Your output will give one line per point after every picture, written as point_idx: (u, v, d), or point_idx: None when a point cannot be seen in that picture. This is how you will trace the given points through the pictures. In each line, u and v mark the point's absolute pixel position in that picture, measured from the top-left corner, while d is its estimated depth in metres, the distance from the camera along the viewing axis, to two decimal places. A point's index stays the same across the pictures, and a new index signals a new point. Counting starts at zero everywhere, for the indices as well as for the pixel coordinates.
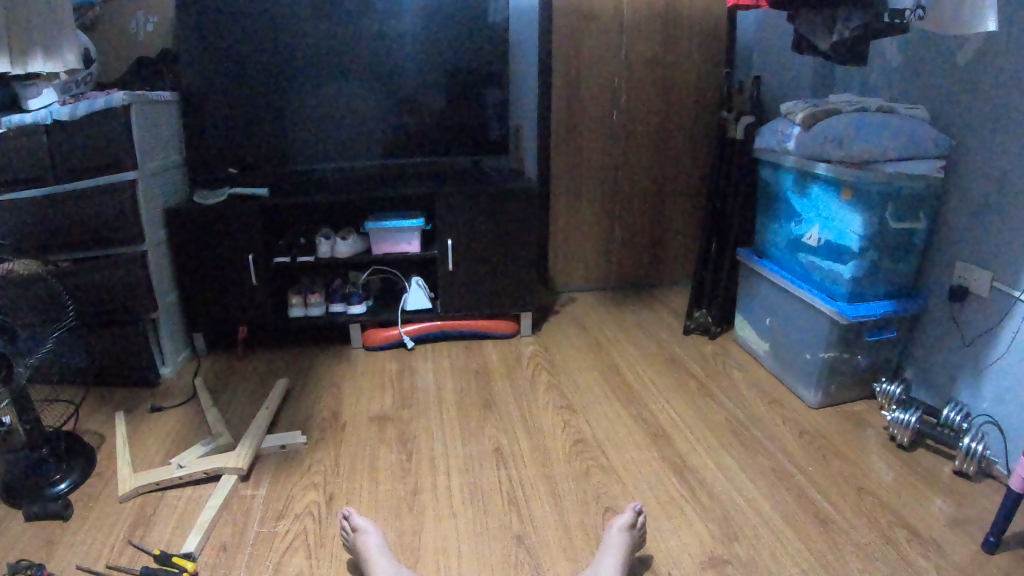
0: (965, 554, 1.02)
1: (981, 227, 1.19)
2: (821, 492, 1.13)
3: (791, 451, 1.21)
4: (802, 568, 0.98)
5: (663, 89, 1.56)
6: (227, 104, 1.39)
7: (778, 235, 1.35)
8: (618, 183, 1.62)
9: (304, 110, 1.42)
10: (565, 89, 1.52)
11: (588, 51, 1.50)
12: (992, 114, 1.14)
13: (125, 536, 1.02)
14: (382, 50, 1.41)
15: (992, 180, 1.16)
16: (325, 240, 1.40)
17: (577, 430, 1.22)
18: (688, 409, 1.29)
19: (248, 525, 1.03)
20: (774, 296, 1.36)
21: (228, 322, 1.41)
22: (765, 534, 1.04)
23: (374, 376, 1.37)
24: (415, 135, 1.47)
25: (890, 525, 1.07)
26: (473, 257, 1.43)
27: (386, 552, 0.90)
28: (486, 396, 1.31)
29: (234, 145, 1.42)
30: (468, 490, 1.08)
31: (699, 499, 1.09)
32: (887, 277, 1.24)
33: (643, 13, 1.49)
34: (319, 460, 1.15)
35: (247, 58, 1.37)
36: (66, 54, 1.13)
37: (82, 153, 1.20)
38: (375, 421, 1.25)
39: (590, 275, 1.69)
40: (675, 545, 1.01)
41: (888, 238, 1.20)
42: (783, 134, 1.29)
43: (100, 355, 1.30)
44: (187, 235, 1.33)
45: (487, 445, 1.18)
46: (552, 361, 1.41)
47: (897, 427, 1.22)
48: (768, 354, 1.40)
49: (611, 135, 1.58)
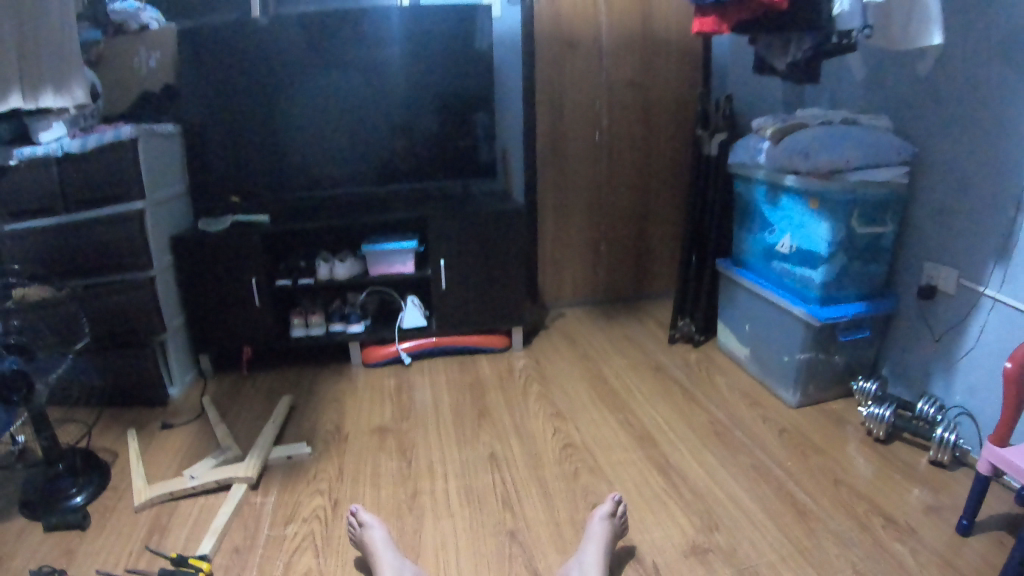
0: (938, 538, 1.08)
1: (947, 228, 1.26)
2: (800, 485, 1.19)
3: (771, 448, 1.27)
4: (781, 554, 1.05)
5: (642, 110, 1.64)
6: (228, 136, 1.47)
7: (754, 245, 1.42)
8: (602, 200, 1.69)
9: (300, 138, 1.50)
10: (550, 112, 1.60)
11: (571, 76, 1.58)
12: (953, 122, 1.21)
13: (141, 542, 1.08)
14: (374, 78, 1.48)
15: (955, 183, 1.23)
16: (325, 263, 1.46)
17: (567, 434, 1.28)
18: (673, 413, 1.35)
19: (259, 529, 1.09)
20: (753, 303, 1.43)
21: (232, 342, 1.47)
22: (746, 524, 1.10)
23: (373, 390, 1.43)
24: (407, 160, 1.55)
25: (866, 515, 1.13)
26: (465, 274, 1.49)
27: (391, 546, 0.96)
28: (480, 406, 1.37)
29: (236, 175, 1.50)
30: (464, 492, 1.14)
31: (682, 494, 1.15)
32: (856, 280, 1.31)
33: (621, 38, 1.57)
34: (323, 469, 1.21)
35: (245, 91, 1.45)
36: (75, 90, 1.20)
37: (92, 184, 1.27)
38: (375, 432, 1.31)
39: (578, 290, 1.75)
40: (659, 536, 1.07)
41: (855, 243, 1.27)
42: (754, 149, 1.37)
43: (111, 376, 1.36)
44: (192, 260, 1.40)
45: (482, 451, 1.24)
46: (543, 372, 1.48)
47: (874, 421, 1.29)
48: (749, 359, 1.46)
49: (594, 155, 1.65)
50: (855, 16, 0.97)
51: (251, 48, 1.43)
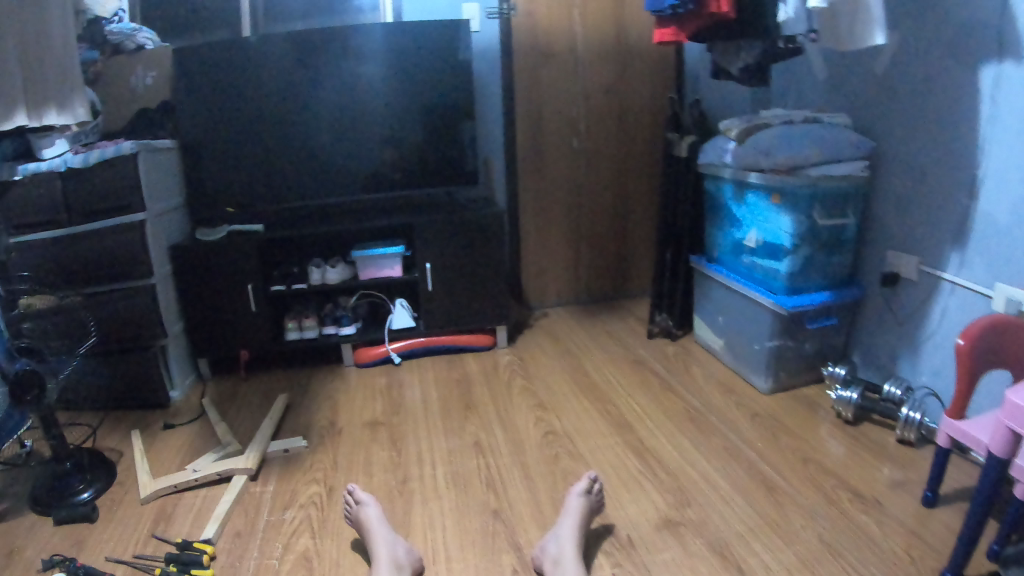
0: (904, 510, 1.15)
1: (906, 218, 1.34)
2: (769, 463, 1.26)
3: (743, 431, 1.34)
4: (748, 526, 1.12)
5: (617, 115, 1.71)
6: (222, 149, 1.54)
7: (724, 241, 1.50)
8: (582, 204, 1.76)
9: (291, 149, 1.57)
10: (529, 120, 1.67)
11: (548, 85, 1.66)
12: (909, 117, 1.29)
13: (148, 532, 1.14)
14: (359, 91, 1.56)
15: (913, 174, 1.31)
16: (317, 268, 1.53)
17: (548, 422, 1.36)
18: (651, 401, 1.42)
19: (260, 514, 1.16)
20: (725, 296, 1.50)
21: (229, 347, 1.53)
22: (716, 500, 1.17)
23: (365, 387, 1.50)
24: (394, 168, 1.62)
25: (832, 489, 1.20)
26: (451, 276, 1.56)
27: (385, 523, 1.04)
28: (467, 399, 1.44)
29: (230, 187, 1.57)
30: (450, 476, 1.22)
31: (656, 473, 1.23)
32: (820, 271, 1.38)
33: (596, 49, 1.65)
34: (319, 459, 1.28)
35: (237, 105, 1.53)
36: (76, 108, 1.29)
37: (94, 198, 1.34)
38: (367, 424, 1.38)
39: (562, 290, 1.82)
40: (633, 512, 1.15)
41: (817, 235, 1.35)
42: (721, 149, 1.44)
43: (115, 380, 1.42)
44: (190, 268, 1.47)
45: (468, 440, 1.31)
46: (527, 367, 1.55)
47: (842, 404, 1.36)
48: (723, 350, 1.53)
49: (573, 160, 1.73)
50: (801, 23, 1.06)
51: (244, 65, 1.51)
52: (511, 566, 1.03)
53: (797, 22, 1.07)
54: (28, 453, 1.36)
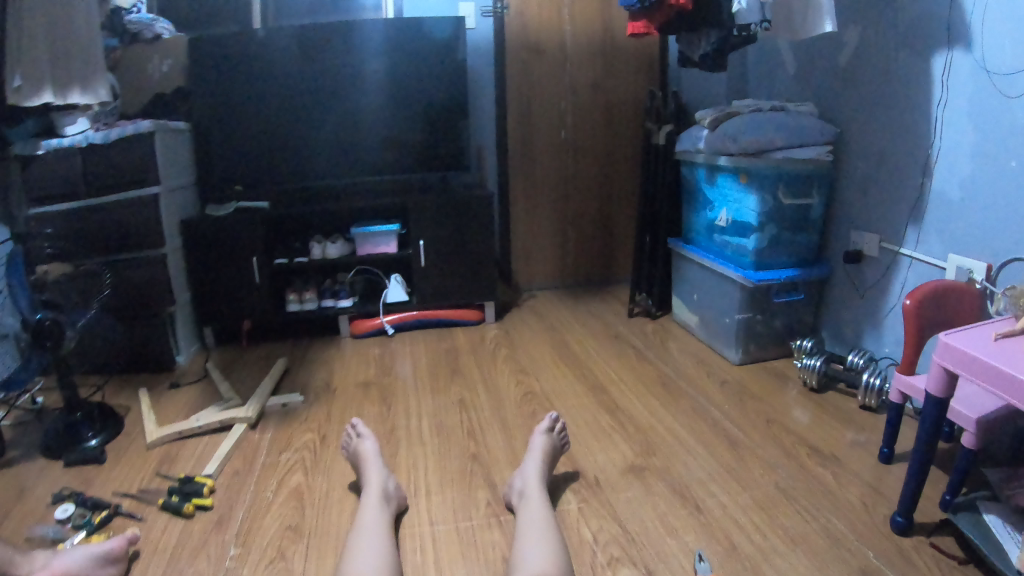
0: (860, 464, 1.24)
1: (860, 197, 1.41)
2: (734, 422, 1.35)
3: (712, 395, 1.43)
4: (709, 472, 1.21)
5: (603, 108, 1.82)
6: (231, 133, 1.65)
7: (699, 223, 1.59)
8: (570, 192, 1.86)
9: (295, 134, 1.68)
10: (519, 112, 1.78)
11: (538, 79, 1.77)
12: (865, 104, 1.36)
13: (152, 475, 1.23)
14: (358, 80, 1.66)
15: (873, 159, 1.36)
16: (317, 244, 1.63)
17: (528, 385, 1.46)
18: (626, 369, 1.52)
19: (257, 456, 1.26)
20: (699, 274, 1.60)
21: (233, 317, 1.64)
22: (680, 450, 1.26)
23: (360, 355, 1.60)
24: (391, 154, 1.72)
25: (792, 445, 1.28)
26: (443, 254, 1.67)
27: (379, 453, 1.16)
28: (454, 365, 1.54)
29: (238, 168, 1.68)
30: (435, 428, 1.32)
31: (626, 428, 1.32)
32: (787, 248, 1.47)
33: (583, 46, 1.76)
34: (313, 413, 1.38)
35: (244, 91, 1.63)
36: (99, 90, 1.39)
37: (110, 173, 1.45)
38: (361, 385, 1.48)
39: (550, 274, 1.92)
40: (601, 457, 1.25)
41: (783, 213, 1.44)
42: (695, 137, 1.54)
43: (124, 344, 1.51)
44: (198, 242, 1.57)
45: (453, 398, 1.42)
46: (512, 340, 1.65)
47: (807, 372, 1.42)
48: (698, 325, 1.62)
49: (562, 150, 1.83)
50: (754, 13, 1.20)
51: (253, 55, 1.62)
52: (485, 499, 1.16)
53: (750, 12, 1.21)
54: (39, 408, 1.44)
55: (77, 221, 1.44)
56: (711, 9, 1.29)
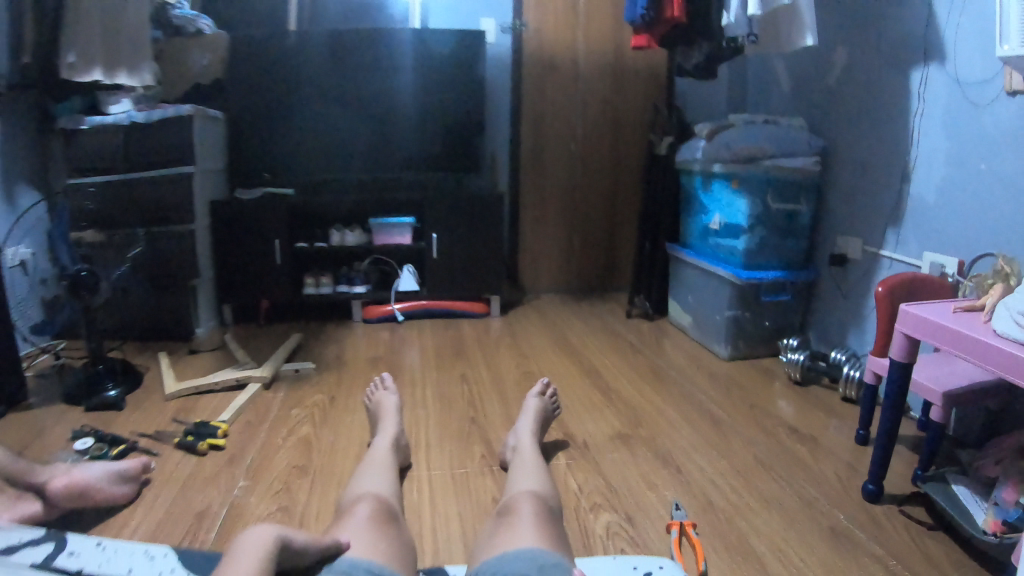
0: (837, 444, 1.31)
1: (841, 202, 1.50)
2: (720, 407, 1.42)
3: (700, 384, 1.51)
4: (692, 444, 1.29)
5: (612, 124, 1.93)
6: (263, 125, 1.77)
7: (695, 229, 1.69)
8: (577, 200, 1.97)
9: (322, 130, 1.79)
10: (533, 122, 1.90)
11: (552, 92, 1.88)
12: (851, 118, 1.45)
13: (169, 419, 1.30)
14: (384, 84, 1.79)
15: (856, 167, 1.44)
16: (337, 232, 1.74)
17: (527, 367, 1.55)
18: (621, 361, 1.60)
19: (269, 410, 1.35)
20: (693, 276, 1.69)
21: (253, 295, 1.73)
22: (667, 425, 1.35)
23: (369, 337, 1.69)
24: (411, 154, 1.84)
25: (774, 426, 1.36)
26: (455, 248, 1.77)
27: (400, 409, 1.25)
28: (458, 349, 1.63)
29: (267, 158, 1.79)
30: (438, 397, 1.42)
31: (617, 406, 1.41)
32: (776, 251, 1.56)
33: (595, 65, 1.88)
34: (323, 380, 1.47)
35: (278, 88, 1.76)
36: (144, 74, 1.47)
37: (148, 152, 1.53)
38: (370, 360, 1.57)
39: (554, 278, 2.02)
40: (591, 426, 1.34)
41: (772, 217, 1.53)
42: (693, 147, 1.65)
43: (147, 312, 1.60)
44: (225, 222, 1.67)
45: (456, 374, 1.52)
46: (514, 331, 1.74)
47: (791, 365, 1.49)
48: (691, 325, 1.71)
49: (571, 161, 1.94)
50: (741, 27, 1.32)
51: (288, 55, 1.75)
52: (480, 453, 1.24)
53: (737, 26, 1.33)
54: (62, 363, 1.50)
55: (112, 193, 1.52)
56: (703, 23, 1.45)
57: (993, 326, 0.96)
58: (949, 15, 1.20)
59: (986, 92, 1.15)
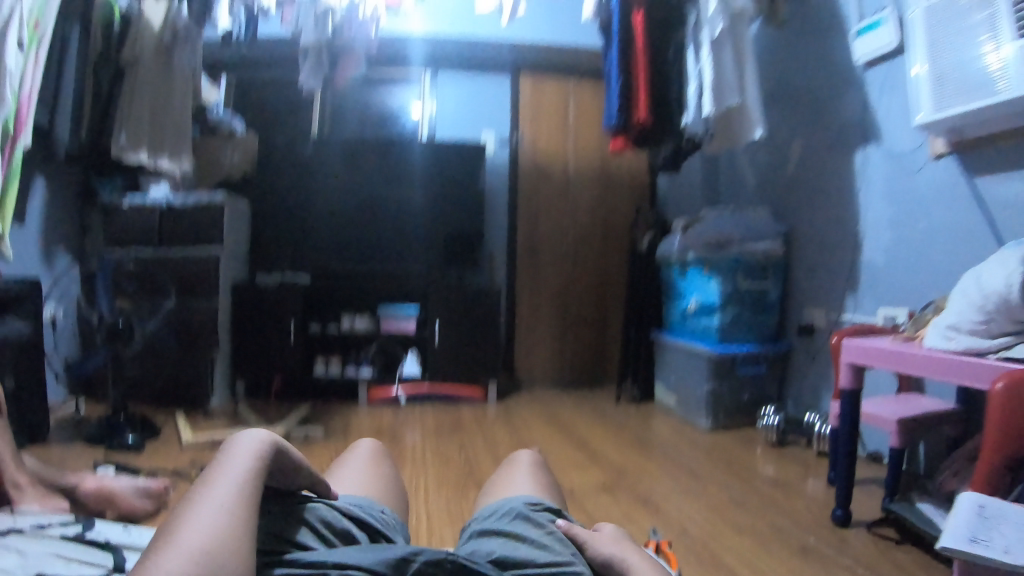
0: (810, 487, 1.39)
1: (806, 278, 1.65)
2: (701, 464, 1.51)
3: (684, 449, 1.60)
4: (672, 490, 1.38)
5: (601, 227, 2.11)
6: (284, 220, 1.96)
7: (676, 314, 1.83)
8: (570, 296, 2.11)
9: (336, 226, 1.97)
10: (528, 223, 2.09)
11: (545, 197, 2.10)
12: (810, 204, 1.63)
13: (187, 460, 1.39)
14: (394, 187, 1.98)
15: (816, 244, 1.61)
16: (348, 317, 1.91)
17: (521, 438, 1.65)
18: (610, 434, 1.70)
19: None
20: (676, 358, 1.81)
21: (265, 372, 1.84)
22: (649, 478, 1.44)
23: (375, 413, 1.79)
24: (416, 248, 2.01)
25: (750, 477, 1.44)
26: (456, 333, 1.90)
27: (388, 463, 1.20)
28: (458, 424, 1.73)
29: (285, 249, 1.96)
30: (436, 457, 1.51)
31: (603, 465, 1.50)
32: (750, 327, 1.69)
33: (584, 175, 2.10)
34: (330, 443, 1.57)
35: (300, 187, 1.95)
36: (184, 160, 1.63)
37: (182, 227, 1.69)
38: (374, 431, 1.67)
39: (549, 372, 2.11)
40: (576, 479, 1.43)
41: (743, 296, 1.68)
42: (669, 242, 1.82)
43: (167, 374, 1.68)
44: (246, 303, 1.82)
45: (453, 442, 1.62)
46: (511, 412, 1.84)
47: (768, 428, 1.59)
48: (676, 404, 1.81)
49: (564, 260, 2.10)
50: (699, 127, 1.64)
51: (310, 162, 1.95)
52: (472, 494, 1.33)
53: (697, 125, 1.64)
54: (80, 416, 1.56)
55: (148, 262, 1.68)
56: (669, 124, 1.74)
57: (926, 341, 1.10)
58: (882, 103, 1.43)
59: (919, 160, 1.35)
